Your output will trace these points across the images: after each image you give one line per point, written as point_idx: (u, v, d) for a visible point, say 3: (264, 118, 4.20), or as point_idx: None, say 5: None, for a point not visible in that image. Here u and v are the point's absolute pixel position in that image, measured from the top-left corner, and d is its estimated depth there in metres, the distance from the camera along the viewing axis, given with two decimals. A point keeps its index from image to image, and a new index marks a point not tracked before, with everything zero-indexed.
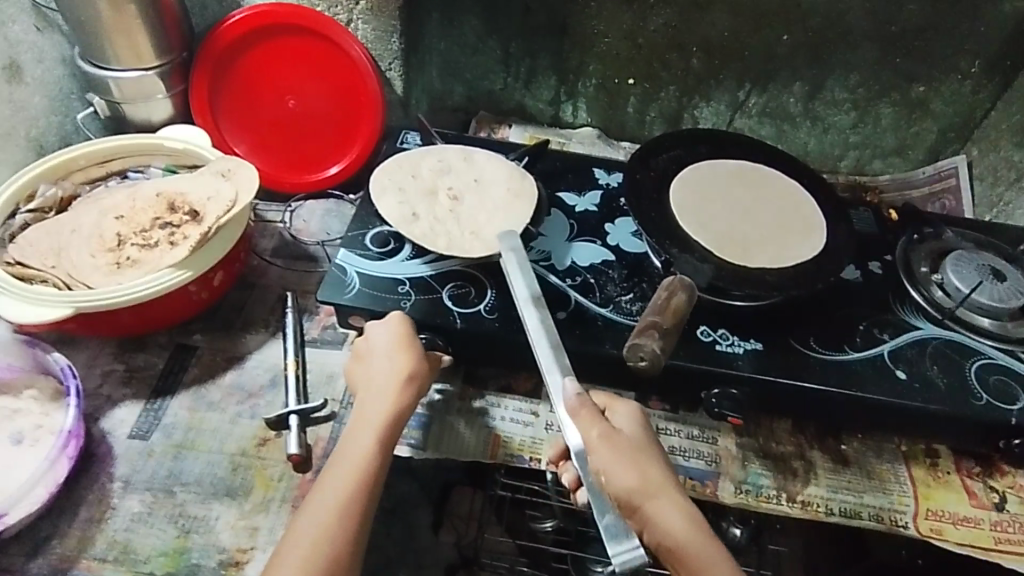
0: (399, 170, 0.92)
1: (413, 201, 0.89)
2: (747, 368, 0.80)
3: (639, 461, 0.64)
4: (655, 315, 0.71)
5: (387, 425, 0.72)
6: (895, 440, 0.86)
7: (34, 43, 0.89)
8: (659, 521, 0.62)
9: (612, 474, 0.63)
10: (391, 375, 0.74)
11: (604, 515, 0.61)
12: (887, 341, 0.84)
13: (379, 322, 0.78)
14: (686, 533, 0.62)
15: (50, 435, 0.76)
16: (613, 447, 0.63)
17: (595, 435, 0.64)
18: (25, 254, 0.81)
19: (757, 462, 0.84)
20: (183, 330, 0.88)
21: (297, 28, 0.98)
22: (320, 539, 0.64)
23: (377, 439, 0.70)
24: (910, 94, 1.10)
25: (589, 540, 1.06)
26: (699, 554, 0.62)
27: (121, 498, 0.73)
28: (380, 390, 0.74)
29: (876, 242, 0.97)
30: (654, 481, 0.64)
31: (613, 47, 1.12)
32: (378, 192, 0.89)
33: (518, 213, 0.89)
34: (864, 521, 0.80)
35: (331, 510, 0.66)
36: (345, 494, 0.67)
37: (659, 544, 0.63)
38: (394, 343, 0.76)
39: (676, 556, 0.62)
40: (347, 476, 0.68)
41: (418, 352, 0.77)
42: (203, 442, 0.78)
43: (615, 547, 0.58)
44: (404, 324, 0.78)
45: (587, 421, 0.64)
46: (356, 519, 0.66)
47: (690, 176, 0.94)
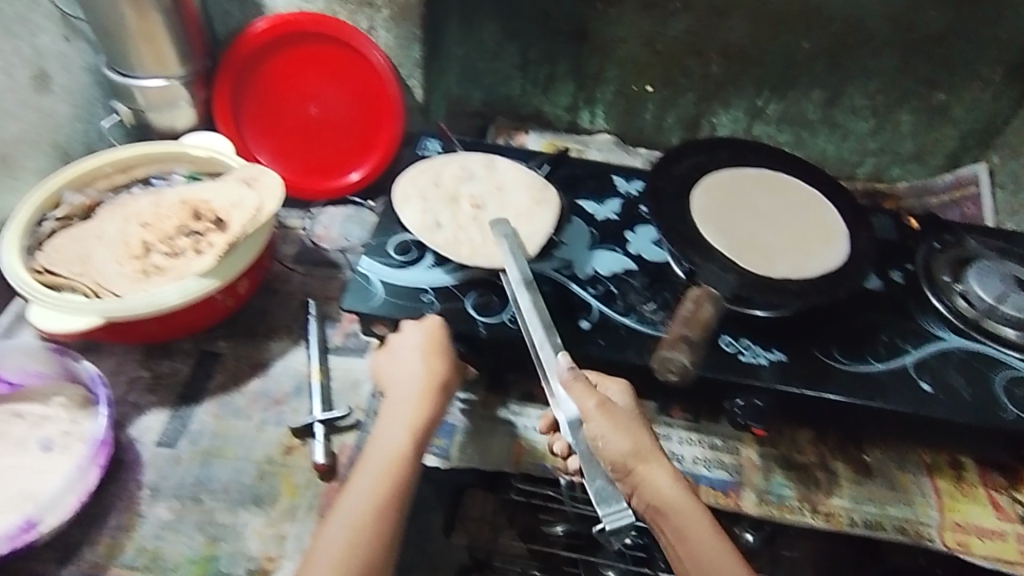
0: (422, 178, 0.92)
1: (436, 209, 0.89)
2: (772, 379, 0.80)
3: (632, 430, 0.67)
4: (683, 328, 0.80)
5: (420, 426, 0.73)
6: (919, 451, 0.86)
7: (62, 52, 0.90)
8: (648, 484, 0.66)
9: (607, 441, 0.66)
10: (423, 377, 0.76)
11: (595, 480, 0.65)
12: (909, 352, 0.84)
13: (412, 324, 0.80)
14: (674, 495, 0.66)
15: (78, 443, 0.77)
16: (608, 416, 0.66)
17: (591, 406, 0.66)
18: (53, 262, 0.82)
19: (780, 472, 0.84)
20: (207, 336, 0.89)
21: (322, 36, 0.99)
22: (355, 535, 0.65)
23: (411, 440, 0.72)
24: (931, 101, 1.10)
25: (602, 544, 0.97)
26: (686, 515, 0.66)
27: (149, 505, 0.74)
28: (412, 391, 0.75)
29: (898, 250, 0.97)
30: (646, 447, 0.67)
31: (633, 54, 1.11)
32: (400, 200, 0.89)
33: (541, 222, 0.88)
34: (888, 533, 0.80)
35: (366, 507, 0.67)
36: (379, 492, 0.68)
37: (648, 506, 0.67)
38: (426, 347, 0.77)
39: (664, 517, 0.66)
40: (381, 474, 0.69)
41: (450, 357, 0.78)
42: (230, 449, 0.79)
43: (605, 508, 0.63)
44: (439, 329, 0.79)
45: (582, 394, 0.67)
46: (389, 517, 0.67)
47: (712, 184, 0.94)
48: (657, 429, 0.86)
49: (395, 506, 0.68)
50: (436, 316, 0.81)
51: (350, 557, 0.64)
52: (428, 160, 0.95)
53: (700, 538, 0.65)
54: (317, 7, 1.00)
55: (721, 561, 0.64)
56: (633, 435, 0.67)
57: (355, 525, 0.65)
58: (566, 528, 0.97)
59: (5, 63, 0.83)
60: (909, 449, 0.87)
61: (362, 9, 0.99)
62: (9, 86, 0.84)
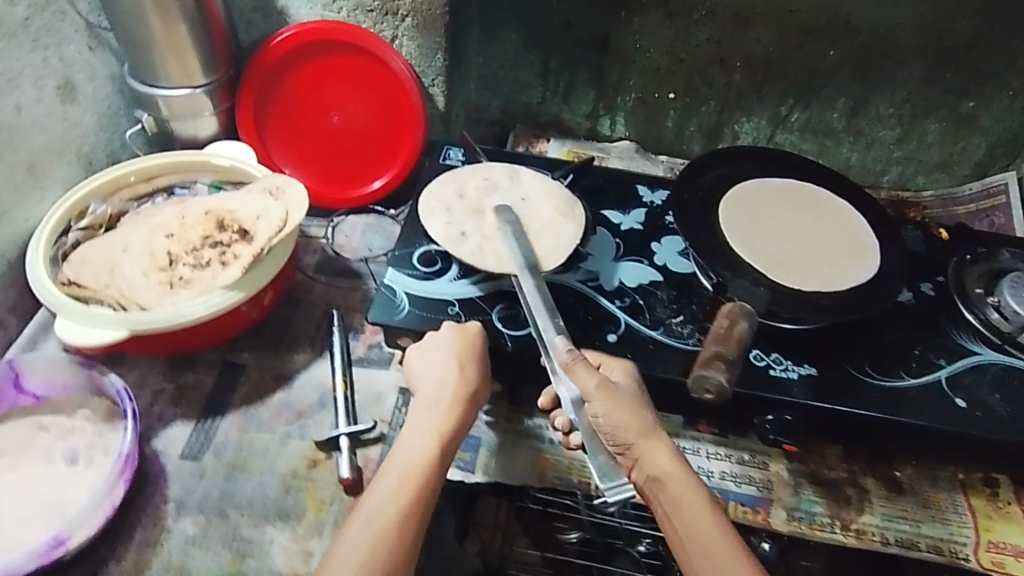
0: (447, 189, 0.91)
1: (460, 219, 0.87)
2: (802, 395, 0.79)
3: (632, 406, 0.69)
4: (717, 344, 0.76)
5: (451, 432, 0.71)
6: (952, 469, 0.85)
7: (87, 62, 0.90)
8: (646, 458, 0.67)
9: (607, 417, 0.68)
10: (455, 383, 0.74)
11: (596, 456, 0.70)
12: (943, 367, 0.83)
13: (449, 329, 0.78)
14: (672, 469, 0.67)
15: (104, 456, 0.76)
16: (607, 393, 0.68)
17: (591, 385, 0.69)
18: (80, 272, 0.82)
19: (810, 489, 0.83)
20: (230, 347, 0.88)
21: (346, 46, 0.99)
22: (380, 532, 0.63)
23: (440, 446, 0.70)
24: (960, 110, 1.07)
25: (616, 552, 0.93)
26: (682, 488, 0.66)
27: (175, 519, 0.74)
28: (443, 395, 0.74)
29: (928, 263, 0.95)
30: (644, 423, 0.69)
31: (654, 62, 1.09)
32: (426, 212, 0.87)
33: (568, 232, 0.86)
34: (923, 552, 0.79)
35: (394, 505, 0.65)
36: (407, 493, 0.66)
37: (646, 479, 0.67)
38: (461, 352, 0.76)
39: (660, 488, 0.66)
40: (410, 475, 0.67)
41: (483, 366, 0.77)
42: (255, 462, 0.79)
43: (608, 483, 0.68)
44: (476, 335, 0.78)
45: (582, 372, 0.69)
46: (415, 518, 0.65)
47: (738, 195, 0.92)
48: (683, 443, 0.85)
49: (421, 510, 0.66)
50: (473, 322, 0.80)
51: (375, 556, 0.61)
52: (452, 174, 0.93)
53: (694, 512, 0.65)
54: (339, 16, 1.00)
55: (717, 535, 0.64)
56: (633, 411, 0.69)
57: (381, 524, 0.63)
58: (580, 535, 0.94)
59: (34, 74, 0.83)
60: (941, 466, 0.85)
61: (385, 18, 0.99)
62: (38, 97, 0.84)
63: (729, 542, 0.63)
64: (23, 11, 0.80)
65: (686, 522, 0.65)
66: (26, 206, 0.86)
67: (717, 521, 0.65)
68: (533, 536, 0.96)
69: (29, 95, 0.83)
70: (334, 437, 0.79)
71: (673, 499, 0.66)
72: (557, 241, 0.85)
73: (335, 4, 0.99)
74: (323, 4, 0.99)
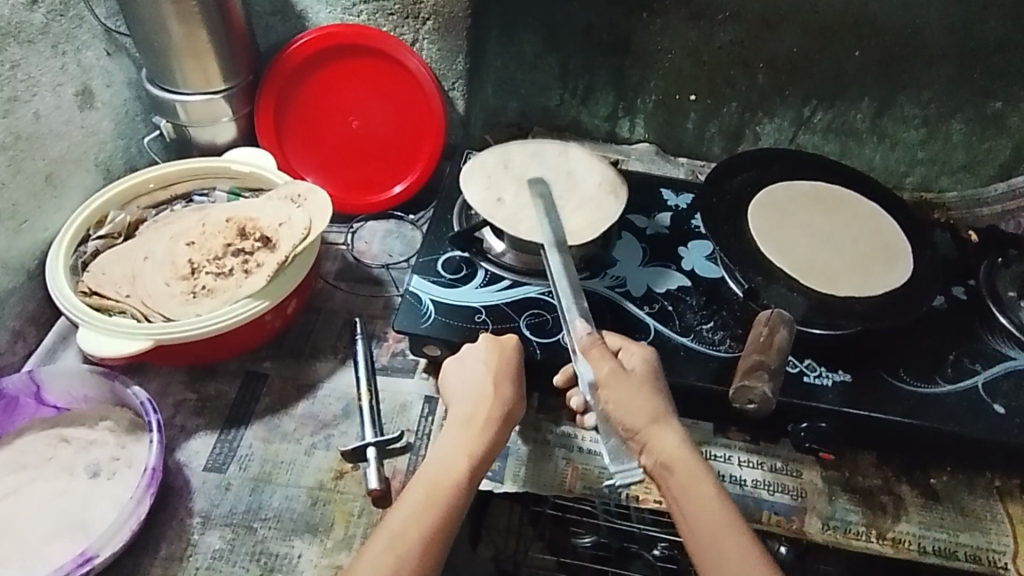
0: (492, 156, 0.89)
1: (500, 185, 0.87)
2: (838, 403, 0.78)
3: (644, 391, 0.65)
4: (758, 353, 0.74)
5: (481, 453, 0.68)
6: (988, 475, 0.83)
7: (105, 68, 0.89)
8: (655, 445, 0.63)
9: (616, 403, 0.64)
10: (490, 400, 0.71)
11: (608, 439, 0.66)
12: (980, 371, 0.82)
13: (485, 340, 0.76)
14: (682, 456, 0.62)
15: (128, 469, 0.75)
16: (617, 378, 0.64)
17: (602, 372, 0.65)
18: (101, 282, 0.81)
19: (845, 497, 0.81)
20: (252, 357, 0.87)
21: (368, 50, 0.98)
22: (393, 557, 0.59)
23: (470, 467, 0.66)
24: (986, 110, 1.05)
25: (631, 557, 0.88)
26: (691, 478, 0.61)
27: (201, 533, 0.72)
28: (476, 412, 0.70)
29: (958, 266, 0.93)
30: (657, 408, 0.64)
31: (676, 64, 1.07)
32: (466, 173, 0.87)
33: (607, 212, 0.84)
34: (962, 562, 0.77)
35: (410, 530, 0.61)
36: (429, 517, 0.62)
37: (656, 466, 0.63)
38: (496, 368, 0.74)
39: (669, 477, 0.62)
40: (434, 497, 0.64)
41: (519, 384, 0.74)
42: (281, 473, 0.77)
43: (618, 465, 0.65)
44: (512, 349, 0.75)
45: (594, 359, 0.66)
46: (435, 546, 0.61)
47: (766, 200, 0.90)
48: (714, 451, 0.83)
49: (444, 537, 0.62)
50: (511, 336, 0.77)
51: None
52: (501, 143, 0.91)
53: (704, 502, 0.60)
54: (359, 19, 1.00)
55: (727, 531, 0.59)
56: (643, 396, 0.65)
57: (399, 551, 0.60)
58: (594, 539, 0.89)
59: (52, 81, 0.82)
60: (977, 473, 0.84)
61: (405, 21, 0.99)
62: (56, 104, 0.83)
63: (739, 537, 0.59)
64: (42, 18, 0.79)
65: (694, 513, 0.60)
66: (44, 215, 0.85)
67: (727, 514, 0.60)
68: (547, 541, 0.94)
69: (48, 102, 0.82)
70: (361, 448, 0.77)
71: (682, 488, 0.61)
72: (595, 216, 0.84)
73: (355, 7, 0.98)
74: (343, 7, 0.99)
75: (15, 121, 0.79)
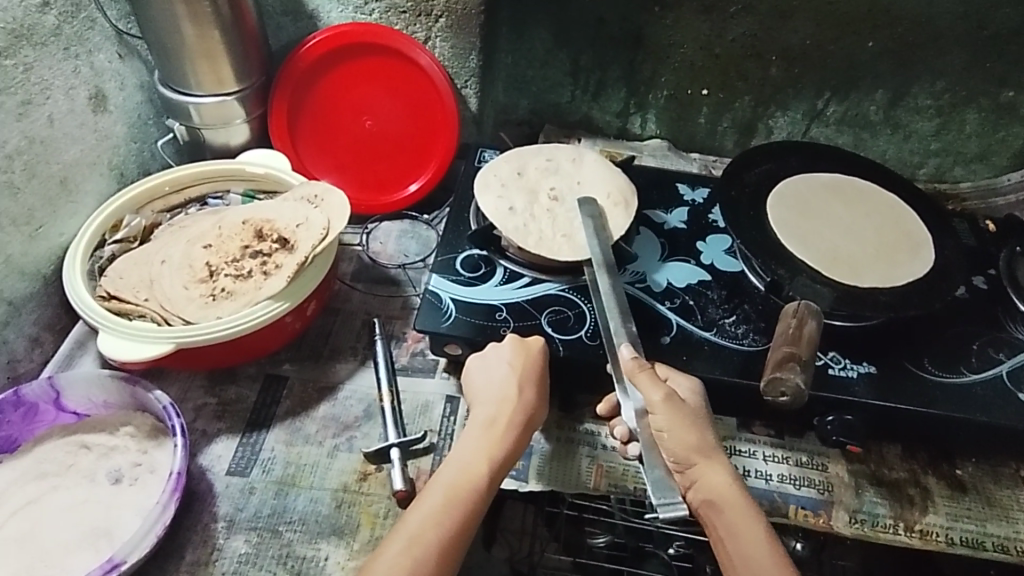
0: (506, 166, 0.91)
1: (512, 196, 0.88)
2: (865, 394, 0.77)
3: (696, 423, 0.65)
4: (789, 344, 0.74)
5: (502, 457, 0.67)
6: (1013, 465, 0.83)
7: (117, 71, 0.89)
8: (705, 479, 0.62)
9: (669, 431, 0.63)
10: (512, 403, 0.71)
11: (654, 469, 0.62)
12: (1004, 361, 0.81)
13: (511, 341, 0.76)
14: (731, 494, 0.62)
15: (150, 475, 0.74)
16: (672, 407, 0.64)
17: (656, 397, 0.64)
18: (119, 287, 0.80)
19: (871, 490, 0.80)
20: (272, 360, 0.86)
21: (380, 50, 0.97)
22: (412, 558, 0.60)
23: (489, 470, 0.66)
24: (1000, 99, 1.05)
25: (647, 556, 0.91)
26: (738, 516, 0.61)
27: (226, 538, 0.72)
28: (498, 415, 0.70)
29: (978, 255, 0.93)
30: (708, 442, 0.64)
31: (688, 58, 1.06)
32: (480, 184, 0.88)
33: (615, 226, 0.85)
34: (990, 553, 0.76)
35: (428, 532, 0.61)
36: (446, 519, 0.62)
37: (702, 501, 0.62)
38: (521, 370, 0.73)
39: (716, 513, 0.61)
40: (453, 498, 0.64)
41: (542, 389, 0.73)
42: (305, 477, 0.76)
43: (659, 498, 0.61)
44: (538, 353, 0.75)
45: (647, 384, 0.64)
46: (452, 548, 0.61)
47: (785, 192, 0.90)
48: (739, 446, 0.83)
49: (460, 539, 0.62)
50: (537, 337, 0.77)
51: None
52: (517, 153, 0.93)
53: (750, 542, 0.60)
54: (371, 18, 0.99)
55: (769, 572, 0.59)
56: (696, 427, 0.64)
57: (417, 550, 0.60)
58: (610, 539, 0.91)
59: (65, 84, 0.81)
60: (1002, 463, 0.83)
61: (418, 19, 0.99)
62: (70, 107, 0.83)
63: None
64: (54, 20, 0.79)
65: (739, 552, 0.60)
66: (59, 219, 0.84)
67: (771, 555, 0.60)
68: (562, 542, 0.91)
69: (61, 106, 0.82)
70: (384, 449, 0.77)
71: (728, 528, 0.61)
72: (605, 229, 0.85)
73: (367, 6, 0.98)
74: (355, 6, 0.98)
75: (29, 125, 0.78)
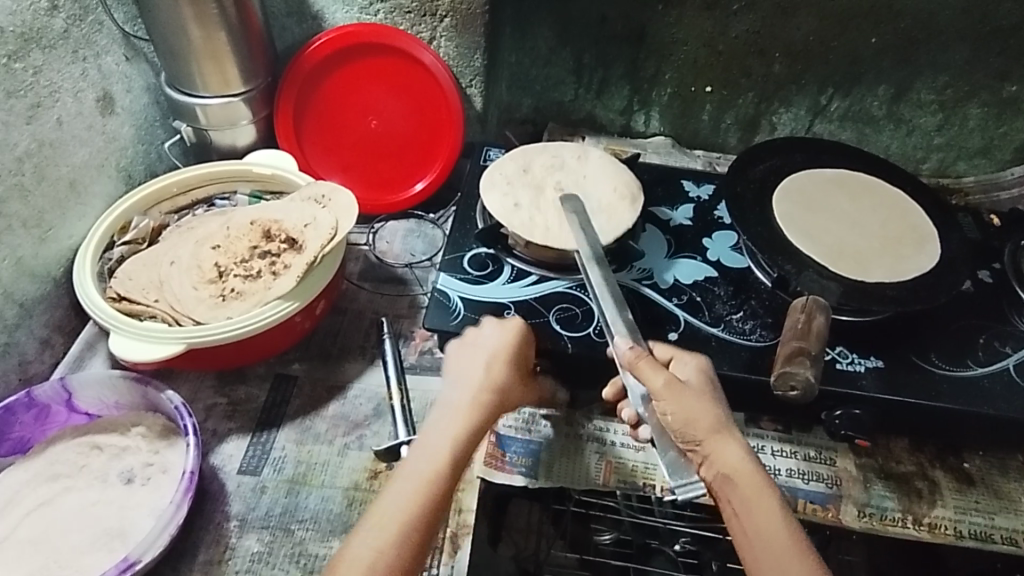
0: (511, 164, 0.92)
1: (518, 191, 0.88)
2: (873, 388, 0.77)
3: (704, 402, 0.63)
4: (799, 339, 0.74)
5: (473, 438, 0.64)
6: (1020, 458, 0.83)
7: (124, 73, 0.89)
8: (717, 456, 0.61)
9: (675, 413, 0.62)
10: (484, 384, 0.68)
11: (666, 453, 0.66)
12: (1010, 354, 0.82)
13: (489, 325, 0.74)
14: (745, 470, 0.60)
15: (162, 475, 0.75)
16: (676, 389, 0.63)
17: (659, 382, 0.63)
18: (129, 288, 0.80)
19: (880, 484, 0.81)
20: (281, 359, 0.87)
21: (385, 49, 0.97)
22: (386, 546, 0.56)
23: (461, 452, 0.63)
24: (1003, 94, 1.05)
25: (654, 553, 0.90)
26: (754, 492, 0.59)
27: (238, 537, 0.72)
28: (469, 396, 0.67)
29: (983, 249, 0.93)
30: (719, 420, 0.63)
31: (691, 55, 1.06)
32: (486, 183, 0.88)
33: (622, 217, 0.85)
34: (998, 545, 0.77)
35: (401, 518, 0.58)
36: (419, 501, 0.58)
37: (717, 478, 0.61)
38: (495, 352, 0.71)
39: (732, 489, 0.60)
40: (425, 481, 0.60)
41: (517, 371, 0.71)
42: (316, 475, 0.77)
43: (677, 480, 0.66)
44: (513, 334, 0.73)
45: (649, 369, 0.63)
46: (425, 533, 0.58)
47: (790, 188, 0.90)
48: (748, 441, 0.83)
49: (432, 523, 0.58)
50: (513, 320, 0.75)
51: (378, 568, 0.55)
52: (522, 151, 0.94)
53: (766, 517, 0.58)
54: (375, 18, 1.00)
55: (789, 547, 0.56)
56: (704, 406, 0.63)
57: (392, 537, 0.56)
58: (615, 536, 0.92)
59: (73, 87, 0.82)
60: (1009, 455, 0.84)
61: (423, 19, 0.99)
62: (78, 110, 0.83)
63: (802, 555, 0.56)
64: (62, 23, 0.79)
65: (756, 528, 0.57)
66: (68, 221, 0.85)
67: (790, 532, 0.57)
68: (569, 539, 0.94)
69: (69, 108, 0.82)
70: (395, 447, 0.77)
71: (745, 505, 0.59)
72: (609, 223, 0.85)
73: (372, 6, 0.98)
74: (359, 7, 0.99)
75: (39, 128, 0.78)
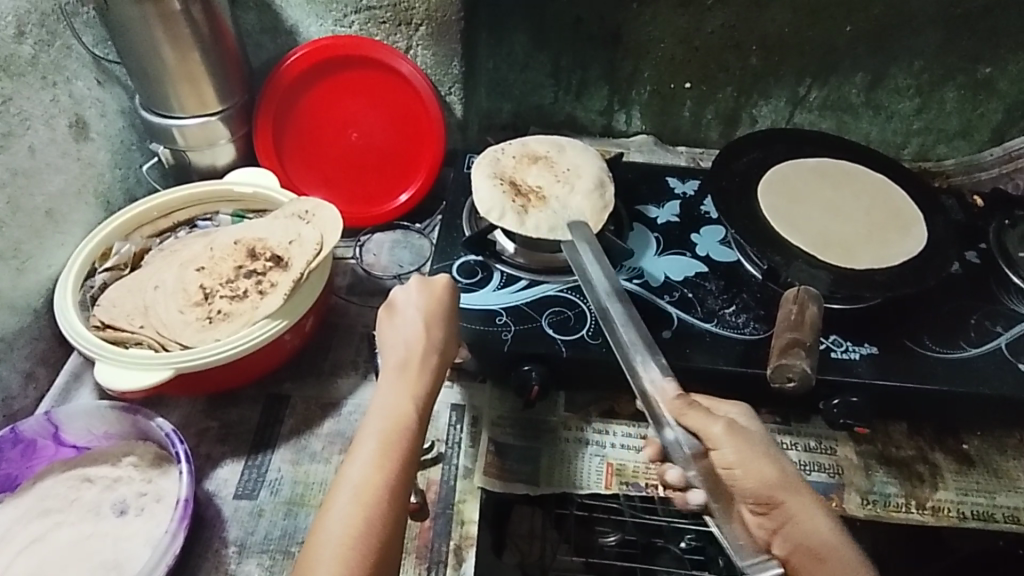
0: (540, 167, 0.91)
1: (562, 185, 0.89)
2: (868, 374, 0.77)
3: (768, 455, 0.64)
4: (792, 330, 0.74)
5: (426, 391, 0.65)
6: (1017, 436, 0.83)
7: (97, 98, 0.88)
8: (802, 524, 0.62)
9: (742, 469, 0.62)
10: (423, 342, 0.68)
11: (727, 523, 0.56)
12: (1001, 333, 0.82)
13: (415, 285, 0.72)
14: (829, 538, 0.62)
15: (156, 504, 0.73)
16: (739, 439, 0.62)
17: (718, 430, 0.61)
18: (113, 316, 0.79)
19: (882, 470, 0.80)
20: (272, 380, 0.86)
21: (362, 62, 0.97)
22: (368, 497, 0.56)
23: (416, 409, 0.63)
24: (976, 76, 1.06)
25: (659, 551, 0.91)
26: (843, 561, 0.61)
27: (238, 563, 0.71)
28: (412, 354, 0.67)
29: (968, 230, 0.94)
30: (785, 481, 0.63)
31: (668, 52, 1.06)
32: (580, 164, 0.92)
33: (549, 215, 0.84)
34: (1000, 524, 0.77)
35: (375, 467, 0.58)
36: (390, 458, 0.59)
37: (797, 543, 0.62)
38: (427, 310, 0.70)
39: (815, 561, 0.61)
40: (389, 442, 0.60)
41: (452, 324, 0.71)
42: (313, 495, 0.75)
43: (744, 560, 0.54)
44: (445, 290, 0.72)
45: (701, 418, 0.62)
46: (402, 482, 0.58)
47: (774, 179, 0.91)
48: None
49: (404, 479, 0.59)
50: (440, 277, 0.73)
51: (368, 518, 0.55)
52: (478, 200, 0.85)
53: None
54: (350, 30, 0.99)
55: None
56: (769, 460, 0.63)
57: (364, 507, 0.56)
58: (620, 537, 0.92)
59: (45, 114, 0.81)
60: (1006, 434, 0.84)
61: (398, 29, 0.99)
62: (51, 137, 0.82)
63: None
64: (30, 50, 0.78)
65: None
66: (46, 251, 0.84)
67: None
68: (573, 543, 0.93)
69: (42, 136, 0.81)
70: None
71: (844, 567, 0.60)
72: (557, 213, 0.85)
73: (347, 18, 0.98)
74: (334, 19, 0.98)
75: (12, 158, 0.77)
